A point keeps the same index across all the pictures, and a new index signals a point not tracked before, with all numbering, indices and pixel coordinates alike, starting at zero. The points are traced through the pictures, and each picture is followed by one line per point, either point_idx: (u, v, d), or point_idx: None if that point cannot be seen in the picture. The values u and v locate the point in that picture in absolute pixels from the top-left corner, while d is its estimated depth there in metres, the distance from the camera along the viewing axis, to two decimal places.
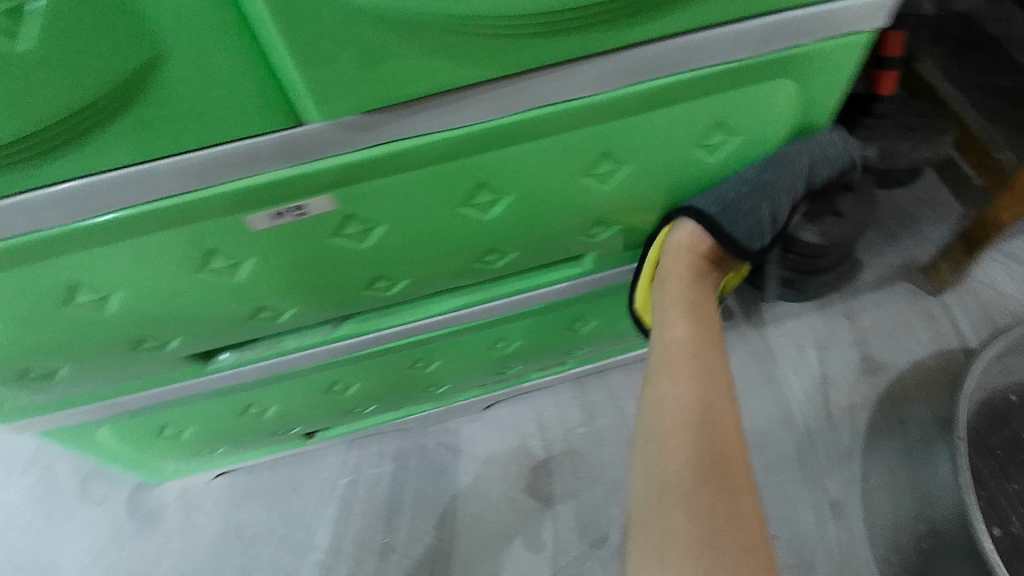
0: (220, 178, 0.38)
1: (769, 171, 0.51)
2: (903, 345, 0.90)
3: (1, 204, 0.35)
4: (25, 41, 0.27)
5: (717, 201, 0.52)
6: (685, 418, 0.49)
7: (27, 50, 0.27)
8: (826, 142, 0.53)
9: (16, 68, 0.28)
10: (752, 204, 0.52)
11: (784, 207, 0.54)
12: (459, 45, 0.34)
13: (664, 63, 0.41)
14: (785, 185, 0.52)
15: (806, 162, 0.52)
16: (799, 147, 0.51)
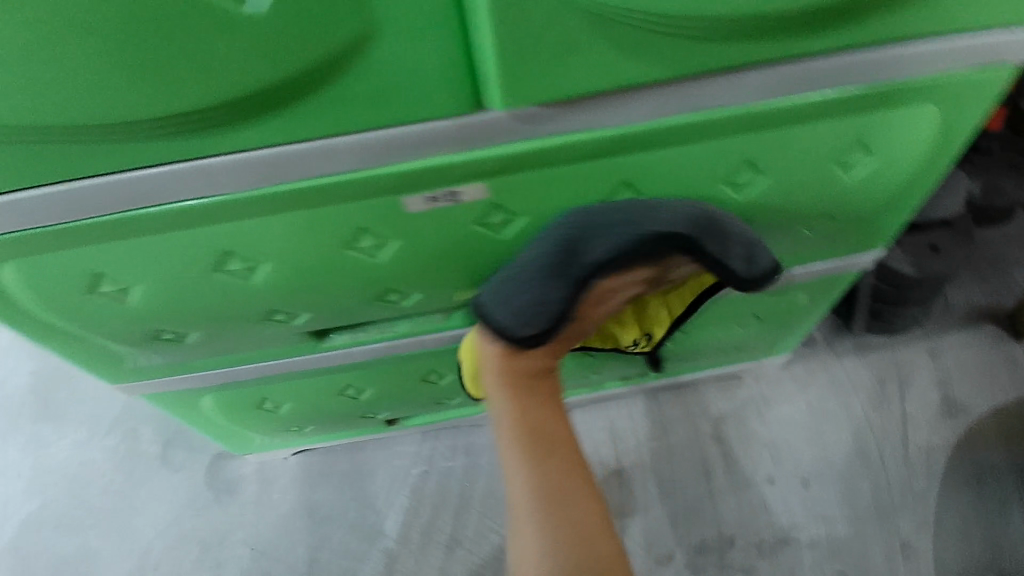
0: (392, 160, 0.39)
1: (529, 259, 0.46)
2: (989, 390, 0.87)
3: (189, 165, 0.37)
4: (252, 5, 0.30)
5: (494, 307, 0.48)
6: (528, 504, 0.54)
7: (252, 13, 0.30)
8: (623, 217, 0.45)
9: (241, 30, 0.30)
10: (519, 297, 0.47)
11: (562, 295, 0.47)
12: (643, 44, 0.35)
13: (821, 78, 0.42)
14: (543, 274, 0.46)
15: (563, 243, 0.45)
16: (558, 225, 0.45)
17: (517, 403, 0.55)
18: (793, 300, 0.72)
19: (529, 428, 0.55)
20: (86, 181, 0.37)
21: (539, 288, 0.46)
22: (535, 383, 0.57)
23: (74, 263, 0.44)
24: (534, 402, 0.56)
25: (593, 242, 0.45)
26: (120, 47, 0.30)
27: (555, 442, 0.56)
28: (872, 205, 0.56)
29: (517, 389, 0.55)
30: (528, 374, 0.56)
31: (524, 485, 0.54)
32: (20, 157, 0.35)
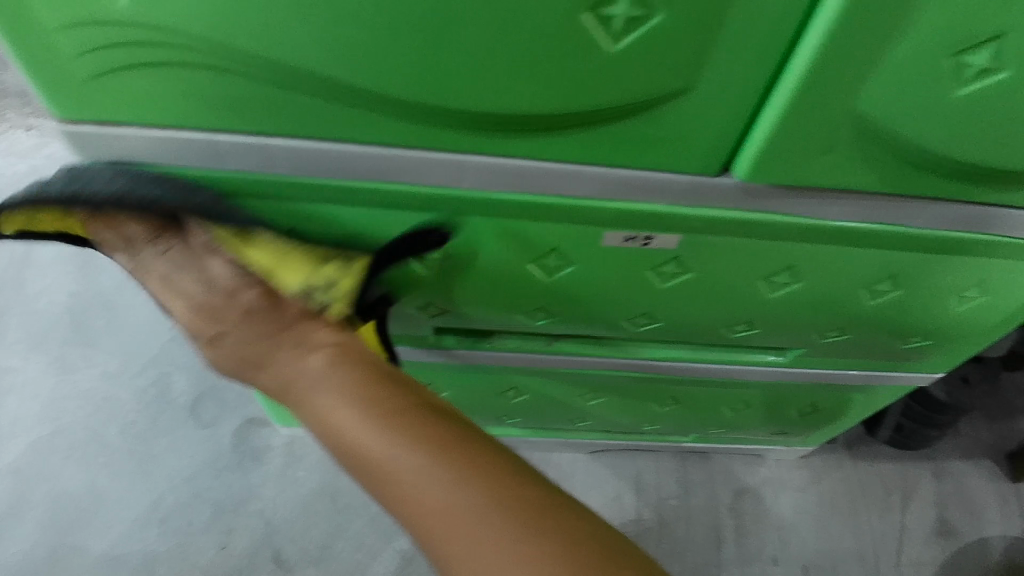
0: (620, 198, 0.42)
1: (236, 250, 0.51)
2: (979, 523, 0.94)
3: (447, 157, 0.39)
4: (618, 45, 0.33)
5: None
6: (436, 510, 0.42)
7: (613, 52, 0.33)
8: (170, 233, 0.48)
9: (594, 63, 0.33)
10: None
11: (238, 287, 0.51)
12: (883, 158, 0.39)
13: (986, 224, 0.47)
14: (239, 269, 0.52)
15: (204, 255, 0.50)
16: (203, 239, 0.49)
17: (347, 428, 0.47)
18: (850, 399, 0.76)
19: (388, 442, 0.45)
20: (352, 146, 0.39)
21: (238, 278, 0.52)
22: (370, 391, 0.48)
23: (277, 214, 0.45)
24: (375, 408, 0.47)
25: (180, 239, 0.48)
26: (479, 46, 0.33)
27: (439, 445, 0.45)
28: (960, 335, 0.62)
29: (339, 411, 0.47)
30: (344, 393, 0.48)
31: (423, 494, 0.43)
32: (315, 110, 0.37)
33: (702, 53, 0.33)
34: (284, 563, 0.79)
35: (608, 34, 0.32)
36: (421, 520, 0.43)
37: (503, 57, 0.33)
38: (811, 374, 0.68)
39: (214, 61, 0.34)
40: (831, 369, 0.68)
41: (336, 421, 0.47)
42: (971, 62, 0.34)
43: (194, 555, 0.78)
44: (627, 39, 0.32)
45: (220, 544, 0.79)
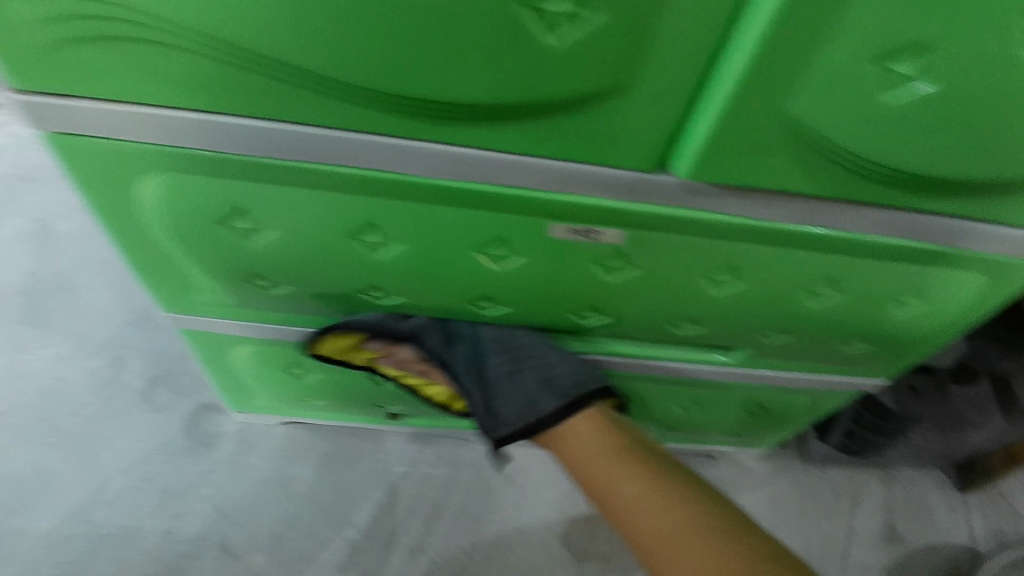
0: (563, 190, 0.43)
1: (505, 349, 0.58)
2: (923, 530, 0.97)
3: (390, 142, 0.40)
4: (555, 36, 0.33)
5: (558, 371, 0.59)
6: (662, 539, 0.55)
7: (550, 43, 0.34)
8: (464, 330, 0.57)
9: (532, 53, 0.34)
10: (529, 396, 0.59)
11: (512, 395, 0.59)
12: (817, 162, 0.41)
13: (922, 231, 0.49)
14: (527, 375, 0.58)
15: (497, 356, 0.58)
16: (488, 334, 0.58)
17: (602, 472, 0.61)
18: (798, 401, 0.77)
19: (632, 484, 0.59)
20: (298, 126, 0.39)
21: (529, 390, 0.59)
22: (625, 446, 0.62)
23: (223, 192, 0.45)
24: (626, 460, 0.61)
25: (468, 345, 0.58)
26: (422, 32, 0.33)
27: (670, 495, 0.57)
28: (903, 341, 0.64)
29: (593, 458, 0.62)
30: (598, 443, 0.62)
31: (646, 511, 0.57)
32: (259, 87, 0.37)
33: (638, 48, 0.34)
34: (232, 549, 0.78)
35: (545, 24, 0.33)
36: (648, 548, 0.55)
37: (445, 43, 0.34)
38: (758, 374, 0.70)
39: (156, 33, 0.34)
40: (778, 371, 0.69)
41: (587, 464, 0.62)
42: (896, 68, 0.35)
43: (140, 539, 0.77)
44: (564, 32, 0.33)
45: (167, 528, 0.78)
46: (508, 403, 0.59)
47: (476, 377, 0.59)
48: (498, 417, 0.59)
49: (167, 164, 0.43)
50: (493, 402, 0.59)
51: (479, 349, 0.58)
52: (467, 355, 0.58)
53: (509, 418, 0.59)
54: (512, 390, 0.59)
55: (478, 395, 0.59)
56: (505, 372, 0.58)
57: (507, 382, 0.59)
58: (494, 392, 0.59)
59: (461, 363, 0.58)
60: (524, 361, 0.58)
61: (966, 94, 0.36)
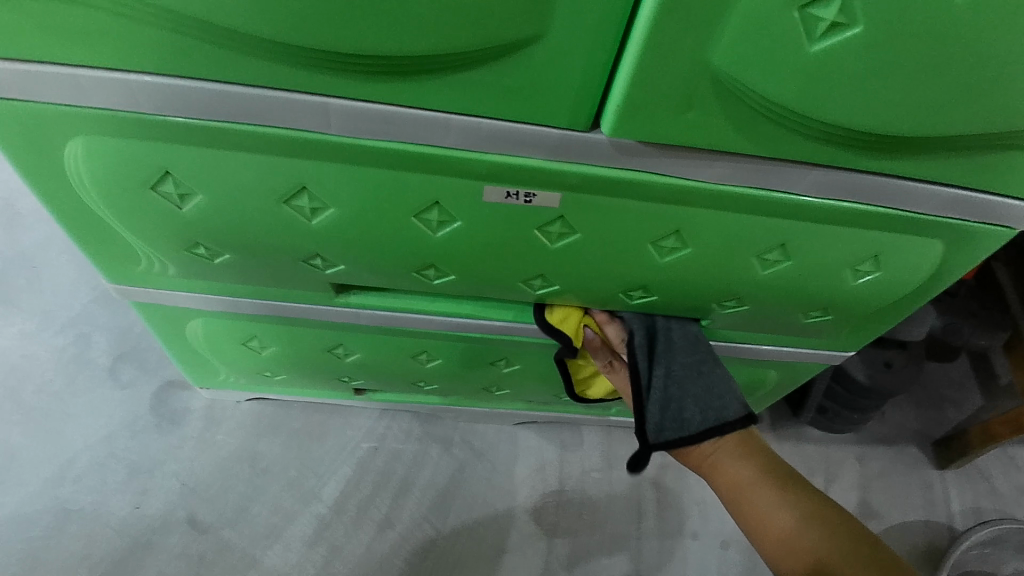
0: (493, 149, 0.42)
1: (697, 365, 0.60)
2: (898, 505, 0.97)
3: (310, 100, 0.39)
4: None
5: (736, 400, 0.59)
6: None
7: None
8: (672, 337, 0.61)
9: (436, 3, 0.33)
10: (710, 408, 0.58)
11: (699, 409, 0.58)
12: (748, 118, 0.40)
13: (870, 193, 0.48)
14: (717, 392, 0.59)
15: (689, 364, 0.60)
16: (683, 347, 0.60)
17: (745, 494, 0.58)
18: (763, 375, 0.76)
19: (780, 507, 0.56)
20: (213, 84, 0.38)
21: (710, 405, 0.58)
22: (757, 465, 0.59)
23: (149, 156, 0.44)
24: (779, 487, 0.58)
25: (670, 345, 0.60)
26: None
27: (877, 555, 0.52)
28: (864, 312, 0.63)
29: (734, 479, 0.59)
30: (746, 469, 0.59)
31: (789, 536, 0.54)
32: (167, 44, 0.36)
33: None
34: (198, 524, 0.78)
35: None
36: None
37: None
38: (719, 346, 0.69)
39: None
40: (738, 342, 0.68)
41: (727, 482, 0.60)
42: (818, 13, 0.34)
43: (105, 514, 0.77)
44: None
45: (134, 504, 0.78)
46: (690, 411, 0.58)
47: (666, 383, 0.58)
48: (674, 421, 0.57)
49: (88, 127, 0.42)
50: (671, 408, 0.57)
51: (674, 360, 0.60)
52: (662, 360, 0.59)
53: (684, 428, 0.57)
54: (698, 401, 0.58)
55: (656, 393, 0.58)
56: (692, 380, 0.59)
57: (693, 395, 0.58)
58: (676, 397, 0.58)
59: (654, 364, 0.59)
60: (717, 380, 0.59)
61: (895, 44, 0.35)
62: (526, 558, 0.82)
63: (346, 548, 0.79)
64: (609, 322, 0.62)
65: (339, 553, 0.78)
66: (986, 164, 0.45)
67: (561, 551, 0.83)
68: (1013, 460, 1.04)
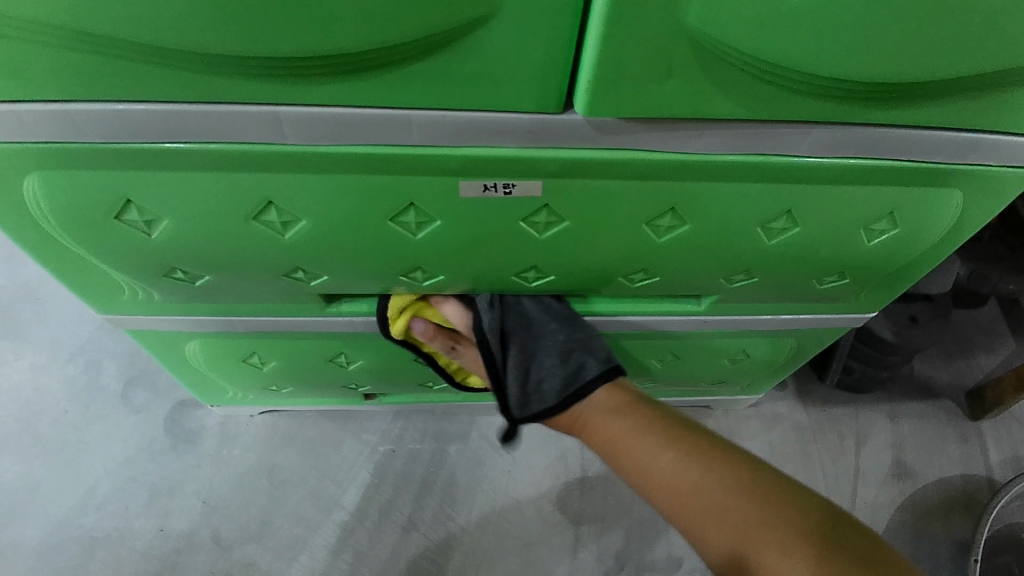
0: (461, 143, 0.39)
1: (548, 327, 0.57)
2: (937, 463, 0.93)
3: (259, 111, 0.36)
4: None
5: (591, 361, 0.57)
6: (738, 540, 0.46)
7: None
8: (519, 302, 0.57)
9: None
10: (563, 375, 0.56)
11: (550, 379, 0.56)
12: (734, 81, 0.36)
13: (878, 147, 0.44)
14: (567, 355, 0.56)
15: (537, 330, 0.57)
16: (535, 308, 0.57)
17: (627, 446, 0.56)
18: (782, 344, 0.73)
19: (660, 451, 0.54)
20: (154, 104, 0.36)
21: (561, 372, 0.56)
22: (634, 416, 0.57)
23: (107, 186, 0.42)
24: (659, 432, 0.55)
25: (522, 313, 0.57)
26: None
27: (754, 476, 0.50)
28: (883, 272, 0.59)
29: (616, 434, 0.57)
30: (624, 420, 0.57)
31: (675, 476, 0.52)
32: (96, 68, 0.34)
33: None
34: (223, 542, 0.78)
35: None
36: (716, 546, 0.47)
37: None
38: (731, 319, 0.66)
39: None
40: (751, 315, 0.65)
41: (609, 438, 0.57)
42: None
43: (131, 539, 0.77)
44: None
45: (158, 526, 0.78)
46: (543, 381, 0.56)
47: (521, 356, 0.56)
48: (530, 396, 0.57)
49: (38, 162, 0.40)
50: (529, 382, 0.57)
51: (526, 329, 0.57)
52: (511, 330, 0.56)
53: (541, 399, 0.57)
54: (549, 369, 0.56)
55: (513, 368, 0.56)
56: (542, 351, 0.56)
57: (549, 362, 0.56)
58: (529, 371, 0.57)
59: (507, 337, 0.56)
60: (568, 342, 0.56)
61: None
62: (554, 549, 0.80)
63: (371, 553, 0.78)
64: (442, 303, 0.59)
65: (365, 559, 0.77)
66: (1004, 102, 0.41)
67: (590, 539, 0.81)
68: None
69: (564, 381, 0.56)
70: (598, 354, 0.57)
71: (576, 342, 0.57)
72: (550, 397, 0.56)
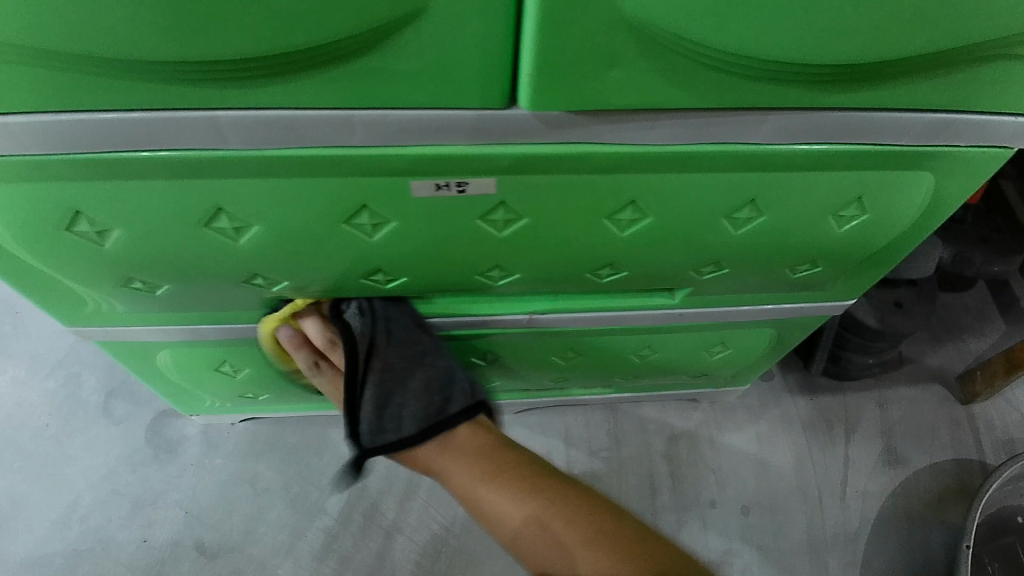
0: (408, 142, 0.38)
1: (431, 353, 0.58)
2: (927, 448, 0.92)
3: (197, 116, 0.36)
4: None
5: (456, 398, 0.60)
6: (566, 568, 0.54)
7: None
8: (409, 321, 0.57)
9: None
10: (426, 406, 0.58)
11: (415, 408, 0.58)
12: (681, 68, 0.35)
13: (839, 131, 0.43)
14: (437, 389, 0.59)
15: (421, 356, 0.57)
16: (423, 330, 0.58)
17: (472, 488, 0.60)
18: (761, 335, 0.72)
19: (509, 495, 0.59)
20: (89, 114, 0.35)
21: (427, 402, 0.58)
22: (478, 457, 0.61)
23: (54, 198, 0.41)
24: (494, 475, 0.60)
25: (413, 333, 0.57)
26: None
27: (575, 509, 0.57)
28: (856, 259, 0.58)
29: (461, 476, 0.60)
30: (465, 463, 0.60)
31: (517, 518, 0.58)
32: (25, 78, 0.33)
33: None
34: (207, 551, 0.77)
35: None
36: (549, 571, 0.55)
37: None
38: (707, 312, 0.65)
39: None
40: (727, 307, 0.64)
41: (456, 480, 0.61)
42: None
43: (115, 551, 0.77)
44: None
45: (141, 538, 0.77)
46: (406, 407, 0.58)
47: (383, 384, 0.56)
48: (389, 421, 0.57)
49: None
50: (387, 410, 0.57)
51: (399, 356, 0.56)
52: (382, 356, 0.56)
53: (395, 427, 0.58)
54: (415, 397, 0.58)
55: (373, 393, 0.56)
56: (415, 379, 0.57)
57: (411, 393, 0.58)
58: (396, 395, 0.57)
59: (384, 356, 0.56)
60: (443, 375, 0.59)
61: None
62: None
63: (356, 558, 0.77)
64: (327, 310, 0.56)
65: (349, 564, 0.77)
66: (963, 80, 0.40)
67: None
68: None
69: (428, 413, 0.58)
70: (461, 390, 0.61)
71: (450, 375, 0.60)
72: (409, 425, 0.58)
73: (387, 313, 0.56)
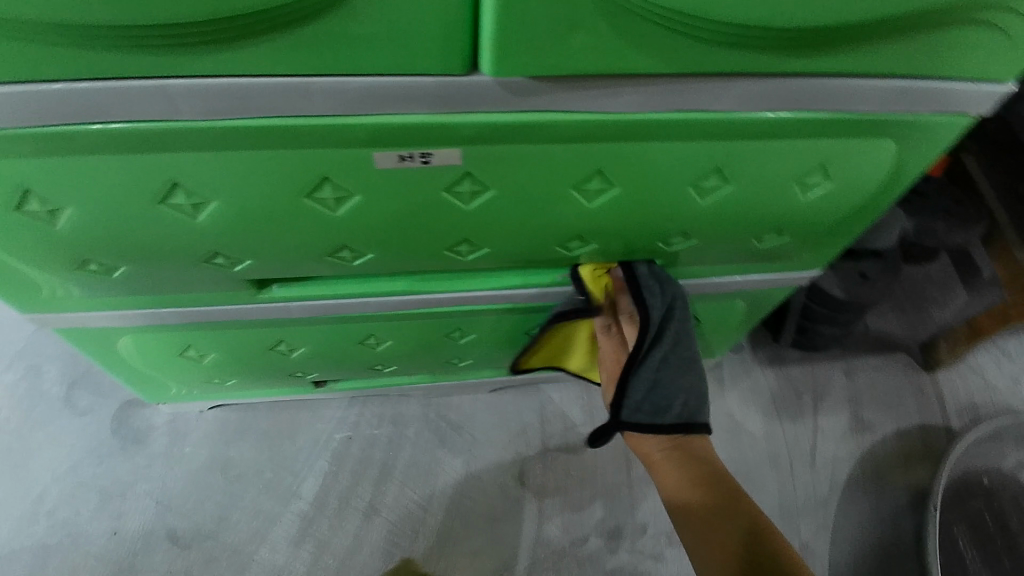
0: (369, 110, 0.37)
1: (691, 357, 0.60)
2: (893, 415, 0.95)
3: (144, 85, 0.34)
4: None
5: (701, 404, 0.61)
6: (700, 552, 0.61)
7: None
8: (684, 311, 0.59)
9: None
10: (678, 402, 0.59)
11: (671, 401, 0.59)
12: (643, 32, 0.35)
13: (801, 98, 0.43)
14: (689, 388, 0.59)
15: (692, 361, 0.59)
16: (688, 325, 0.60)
17: (658, 465, 0.67)
18: (730, 307, 0.73)
19: (689, 481, 0.65)
20: (33, 85, 0.33)
21: (683, 399, 0.59)
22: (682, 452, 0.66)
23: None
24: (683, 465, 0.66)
25: (681, 319, 0.59)
26: None
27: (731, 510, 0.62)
28: (820, 228, 0.59)
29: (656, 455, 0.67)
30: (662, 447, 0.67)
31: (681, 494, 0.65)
32: None
33: None
34: (180, 540, 0.76)
35: None
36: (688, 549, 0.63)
37: None
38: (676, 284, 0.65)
39: None
40: (697, 278, 0.65)
41: (649, 457, 0.68)
42: None
43: (84, 544, 0.75)
44: None
45: (111, 530, 0.76)
46: (665, 398, 0.58)
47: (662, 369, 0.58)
48: (644, 402, 0.59)
49: None
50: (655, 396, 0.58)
51: (680, 352, 0.59)
52: (676, 356, 0.59)
53: (660, 416, 0.59)
54: (677, 391, 0.59)
55: (647, 375, 0.58)
56: (679, 372, 0.59)
57: (672, 385, 0.59)
58: (658, 381, 0.58)
59: (659, 335, 0.58)
60: (698, 381, 0.60)
61: None
62: (519, 524, 0.80)
63: (334, 542, 0.77)
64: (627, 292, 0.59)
65: (327, 548, 0.76)
66: (922, 46, 0.40)
67: (554, 511, 0.80)
68: (1003, 353, 1.02)
69: (684, 410, 0.59)
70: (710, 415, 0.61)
71: (700, 385, 0.60)
72: (665, 416, 0.59)
73: (676, 300, 0.59)
